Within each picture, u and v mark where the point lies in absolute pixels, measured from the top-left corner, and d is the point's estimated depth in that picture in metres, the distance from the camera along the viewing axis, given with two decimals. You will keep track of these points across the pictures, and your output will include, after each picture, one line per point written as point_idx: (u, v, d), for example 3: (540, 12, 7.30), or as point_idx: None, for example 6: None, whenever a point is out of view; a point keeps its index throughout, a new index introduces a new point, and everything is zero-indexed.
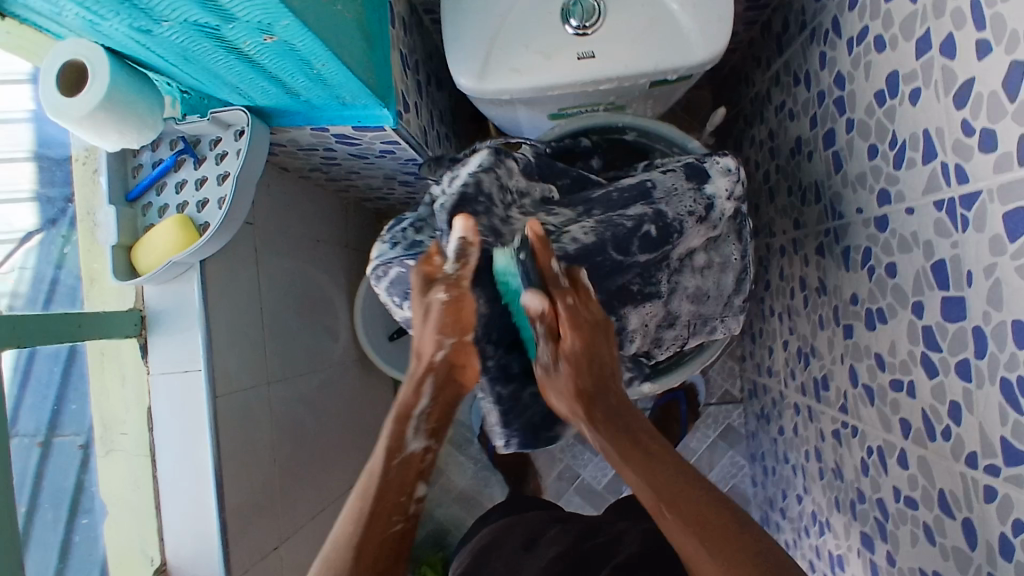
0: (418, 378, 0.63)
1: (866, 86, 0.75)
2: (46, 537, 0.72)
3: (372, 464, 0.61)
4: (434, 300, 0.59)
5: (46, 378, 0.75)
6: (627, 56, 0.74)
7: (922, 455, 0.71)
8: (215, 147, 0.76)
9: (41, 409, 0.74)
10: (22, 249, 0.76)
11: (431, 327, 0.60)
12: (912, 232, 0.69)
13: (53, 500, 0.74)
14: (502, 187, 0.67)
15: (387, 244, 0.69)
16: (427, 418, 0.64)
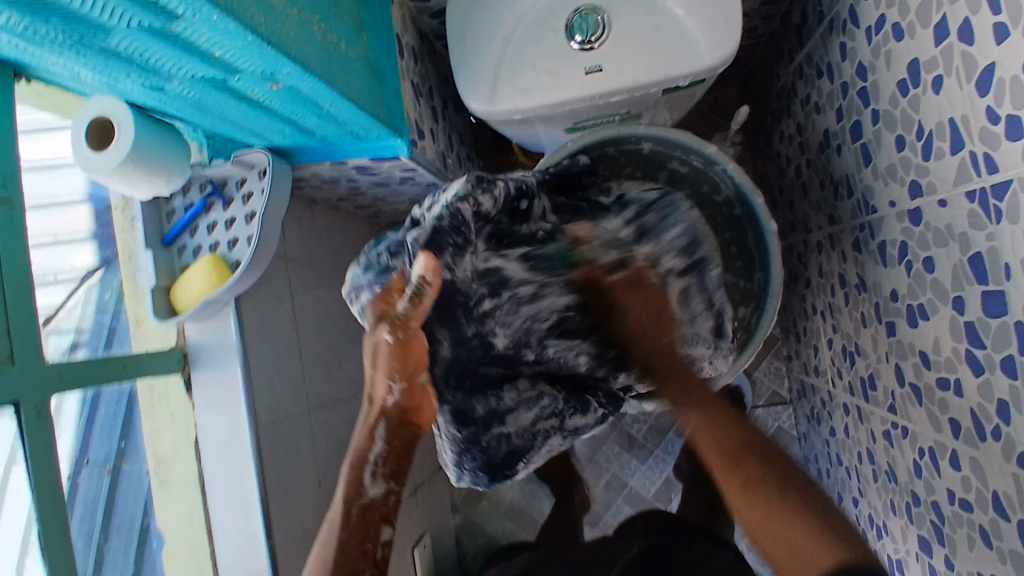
0: (371, 423, 0.62)
1: (889, 76, 0.74)
2: (115, 562, 0.79)
3: (334, 508, 0.62)
4: (381, 341, 0.58)
5: (113, 413, 0.80)
6: (636, 67, 0.74)
7: (973, 456, 0.67)
8: (241, 188, 0.79)
9: (109, 439, 0.80)
10: (83, 288, 0.80)
11: (382, 371, 0.59)
12: (947, 224, 0.66)
13: (122, 528, 0.81)
14: (479, 217, 0.58)
15: (361, 268, 0.68)
16: (385, 462, 0.63)
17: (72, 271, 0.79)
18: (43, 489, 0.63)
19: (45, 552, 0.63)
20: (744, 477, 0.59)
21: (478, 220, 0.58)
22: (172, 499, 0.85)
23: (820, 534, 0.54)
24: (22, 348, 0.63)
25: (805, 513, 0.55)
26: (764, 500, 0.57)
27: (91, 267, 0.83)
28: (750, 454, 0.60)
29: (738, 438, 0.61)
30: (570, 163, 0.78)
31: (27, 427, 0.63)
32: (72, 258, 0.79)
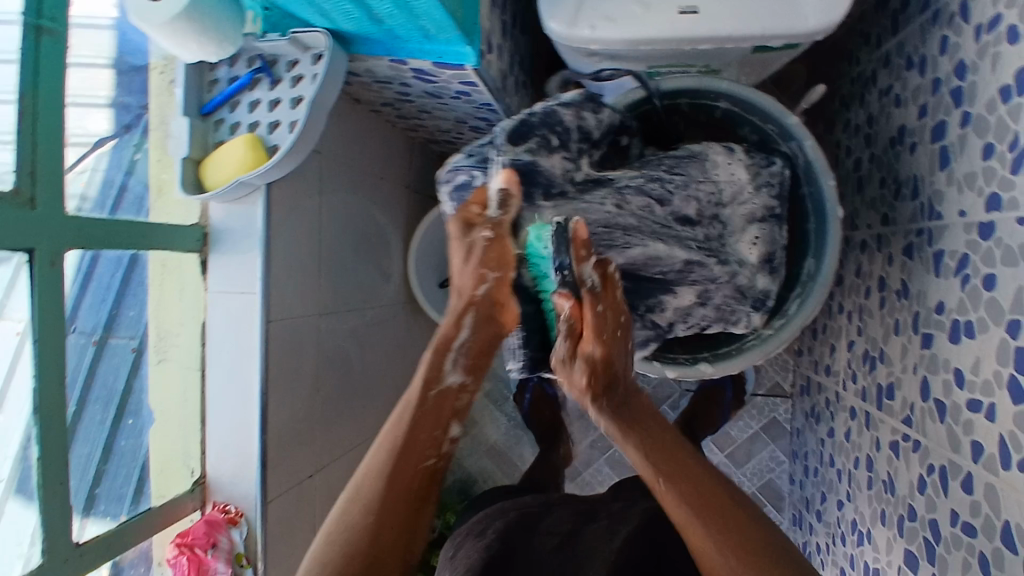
0: (460, 311, 0.66)
1: (991, 79, 0.69)
2: (91, 435, 0.73)
3: (408, 393, 0.66)
4: (478, 238, 0.63)
5: (107, 282, 0.74)
6: (733, 17, 0.69)
7: (990, 482, 0.66)
8: (291, 69, 0.74)
9: (97, 313, 0.74)
10: (93, 153, 0.73)
11: (473, 262, 0.63)
12: (1021, 244, 0.63)
13: (102, 401, 0.75)
14: (580, 126, 0.68)
15: (465, 153, 0.67)
16: (466, 352, 0.67)
17: (78, 137, 0.70)
18: (46, 341, 0.61)
19: (39, 402, 0.61)
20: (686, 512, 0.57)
21: (580, 131, 0.69)
22: (169, 377, 0.82)
23: (779, 572, 0.53)
24: (45, 192, 0.60)
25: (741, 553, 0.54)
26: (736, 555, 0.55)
27: (105, 133, 0.75)
28: (686, 469, 0.60)
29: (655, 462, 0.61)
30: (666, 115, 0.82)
31: (39, 276, 0.60)
32: (80, 122, 0.71)
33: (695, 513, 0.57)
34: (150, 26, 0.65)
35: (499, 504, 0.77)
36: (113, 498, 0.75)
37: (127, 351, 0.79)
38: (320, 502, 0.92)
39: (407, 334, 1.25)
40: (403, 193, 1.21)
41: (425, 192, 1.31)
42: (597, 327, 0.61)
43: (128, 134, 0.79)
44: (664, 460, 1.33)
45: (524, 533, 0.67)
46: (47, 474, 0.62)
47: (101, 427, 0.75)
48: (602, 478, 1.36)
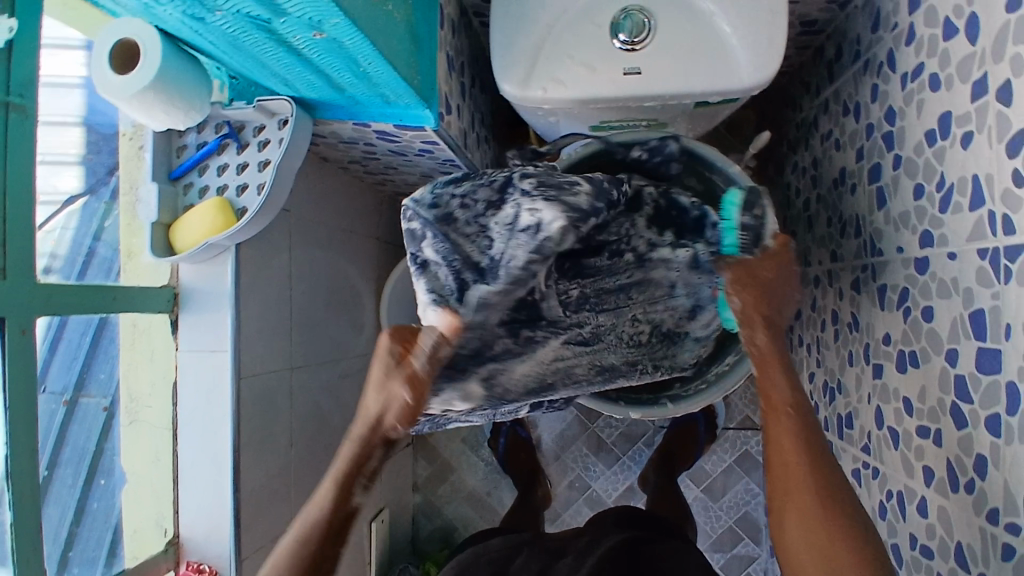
0: (371, 444, 0.55)
1: (917, 124, 0.74)
2: (62, 497, 0.71)
3: (318, 499, 0.55)
4: (399, 391, 0.52)
5: (76, 344, 0.73)
6: (674, 76, 0.74)
7: (942, 505, 0.69)
8: (258, 134, 0.77)
9: (67, 372, 0.72)
10: (63, 213, 0.74)
11: (394, 416, 0.53)
12: (953, 277, 0.67)
13: (73, 462, 0.74)
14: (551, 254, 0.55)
15: (426, 198, 0.56)
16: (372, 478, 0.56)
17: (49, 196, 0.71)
18: (17, 408, 0.61)
19: (12, 471, 0.61)
20: (795, 428, 0.57)
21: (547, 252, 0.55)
22: (140, 436, 0.82)
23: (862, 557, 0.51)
24: (15, 263, 0.62)
25: (832, 493, 0.54)
26: (824, 486, 0.54)
27: (75, 192, 0.76)
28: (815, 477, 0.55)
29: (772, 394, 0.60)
30: (660, 145, 0.81)
31: (9, 345, 0.61)
32: (52, 182, 0.72)
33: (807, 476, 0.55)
34: (97, 80, 0.67)
35: (477, 547, 0.78)
36: (86, 561, 0.73)
37: (99, 411, 0.78)
38: None
39: None
40: (373, 245, 1.24)
41: (396, 242, 1.33)
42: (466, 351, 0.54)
43: (97, 198, 0.80)
44: (641, 497, 1.34)
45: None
46: (21, 541, 0.61)
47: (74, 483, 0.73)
48: (581, 518, 1.36)
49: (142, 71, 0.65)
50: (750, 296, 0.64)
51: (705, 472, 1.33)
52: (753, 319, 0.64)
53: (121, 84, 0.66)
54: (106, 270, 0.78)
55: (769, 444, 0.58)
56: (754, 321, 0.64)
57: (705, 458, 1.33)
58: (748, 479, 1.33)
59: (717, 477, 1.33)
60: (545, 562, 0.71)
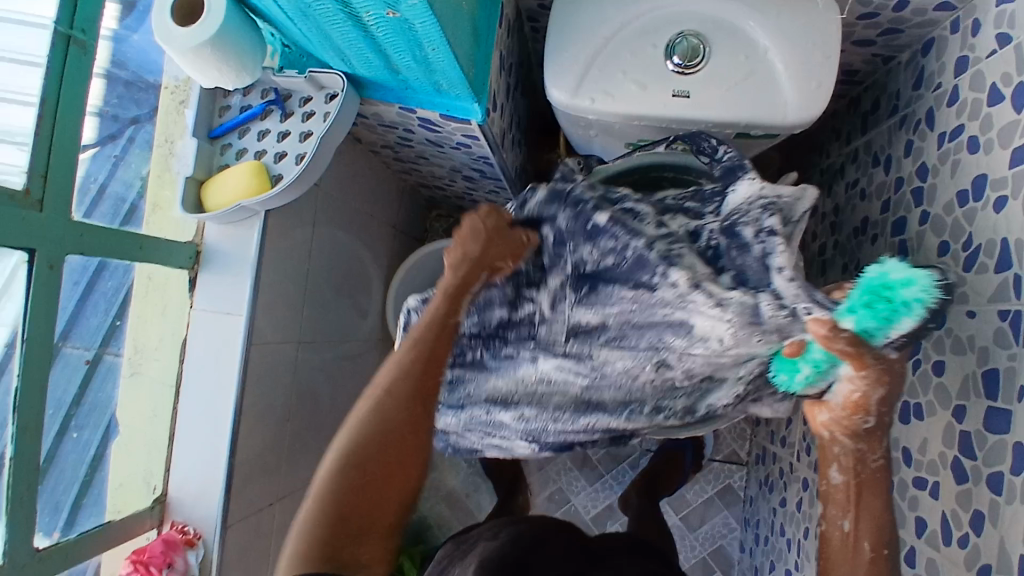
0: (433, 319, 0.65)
1: (949, 183, 0.76)
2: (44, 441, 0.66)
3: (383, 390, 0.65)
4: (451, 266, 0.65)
5: (76, 281, 0.69)
6: (722, 105, 0.75)
7: (931, 557, 0.70)
8: (304, 105, 0.78)
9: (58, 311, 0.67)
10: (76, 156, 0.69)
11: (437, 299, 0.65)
12: (969, 335, 0.68)
13: (54, 408, 0.69)
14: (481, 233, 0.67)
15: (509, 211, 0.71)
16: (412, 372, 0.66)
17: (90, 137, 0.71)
18: (34, 342, 0.61)
19: (19, 405, 0.60)
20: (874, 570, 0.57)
21: None
22: (139, 389, 0.82)
23: None
24: (52, 196, 0.61)
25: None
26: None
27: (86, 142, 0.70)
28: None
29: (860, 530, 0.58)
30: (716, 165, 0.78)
31: (37, 278, 0.60)
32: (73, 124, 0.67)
33: None
34: (152, 23, 0.67)
35: (514, 518, 0.77)
36: (50, 508, 0.68)
37: (81, 363, 0.73)
38: (276, 532, 0.91)
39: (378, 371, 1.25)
40: (389, 232, 1.24)
41: (410, 233, 1.34)
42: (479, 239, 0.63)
43: (110, 147, 0.76)
44: (619, 518, 1.34)
45: (540, 558, 0.67)
46: (17, 476, 0.61)
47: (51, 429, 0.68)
48: None
49: (196, 31, 0.66)
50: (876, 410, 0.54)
51: (685, 501, 1.34)
52: (871, 438, 0.56)
53: (170, 32, 0.67)
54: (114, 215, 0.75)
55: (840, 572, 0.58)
56: (869, 443, 0.57)
57: (688, 487, 1.34)
58: (727, 513, 1.34)
59: (697, 507, 1.34)
60: (584, 557, 0.70)
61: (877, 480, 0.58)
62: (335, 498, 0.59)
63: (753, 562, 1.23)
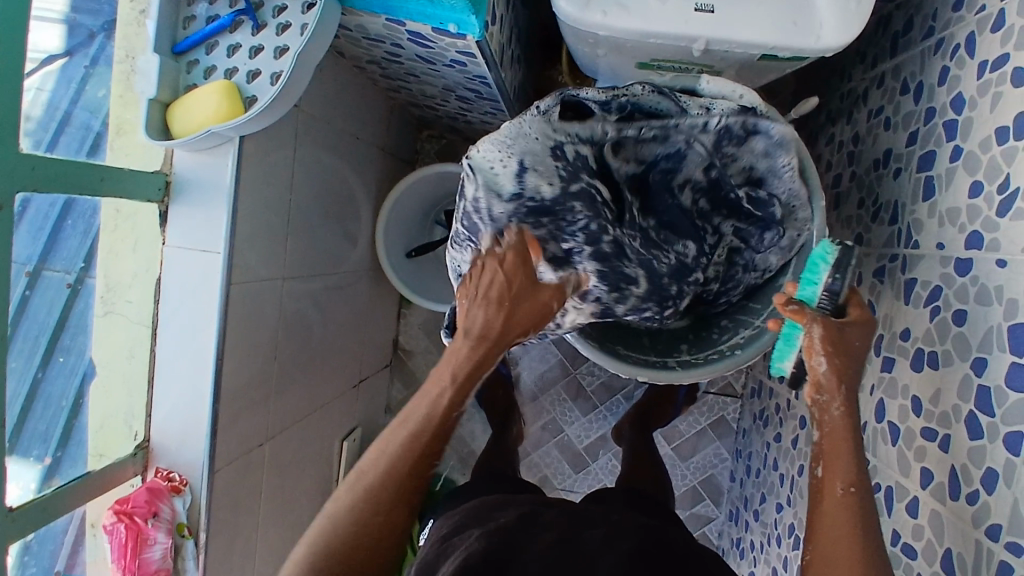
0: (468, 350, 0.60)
1: (988, 118, 0.69)
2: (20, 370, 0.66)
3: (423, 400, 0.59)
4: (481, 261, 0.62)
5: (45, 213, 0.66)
6: (745, 21, 0.67)
7: (935, 509, 0.69)
8: (278, 15, 0.69)
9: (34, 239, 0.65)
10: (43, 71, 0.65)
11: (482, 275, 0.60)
12: (997, 285, 0.64)
13: (31, 335, 0.68)
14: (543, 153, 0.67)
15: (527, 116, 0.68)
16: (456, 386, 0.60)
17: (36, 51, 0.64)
18: None
19: None
20: (855, 509, 0.56)
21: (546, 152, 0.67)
22: (117, 330, 0.77)
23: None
24: None
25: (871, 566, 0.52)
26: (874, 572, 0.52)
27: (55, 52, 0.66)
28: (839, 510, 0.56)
29: (843, 461, 0.59)
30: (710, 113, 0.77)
31: None
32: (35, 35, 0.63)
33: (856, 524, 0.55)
34: None
35: (501, 498, 0.80)
36: (38, 437, 0.69)
37: (64, 286, 0.72)
38: (268, 470, 0.89)
39: (369, 302, 1.21)
40: (377, 155, 1.16)
41: (399, 156, 1.26)
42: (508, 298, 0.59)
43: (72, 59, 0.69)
44: (612, 448, 1.34)
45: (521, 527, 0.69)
46: None
47: (30, 364, 0.68)
48: (550, 460, 1.36)
49: None
50: (835, 359, 0.64)
51: (678, 432, 1.34)
52: (831, 387, 0.63)
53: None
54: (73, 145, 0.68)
55: (824, 514, 0.56)
56: (832, 388, 0.63)
57: (681, 419, 1.34)
58: (719, 444, 1.34)
59: (690, 438, 1.34)
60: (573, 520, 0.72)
61: (852, 433, 0.61)
62: (336, 551, 0.54)
63: (743, 492, 1.24)
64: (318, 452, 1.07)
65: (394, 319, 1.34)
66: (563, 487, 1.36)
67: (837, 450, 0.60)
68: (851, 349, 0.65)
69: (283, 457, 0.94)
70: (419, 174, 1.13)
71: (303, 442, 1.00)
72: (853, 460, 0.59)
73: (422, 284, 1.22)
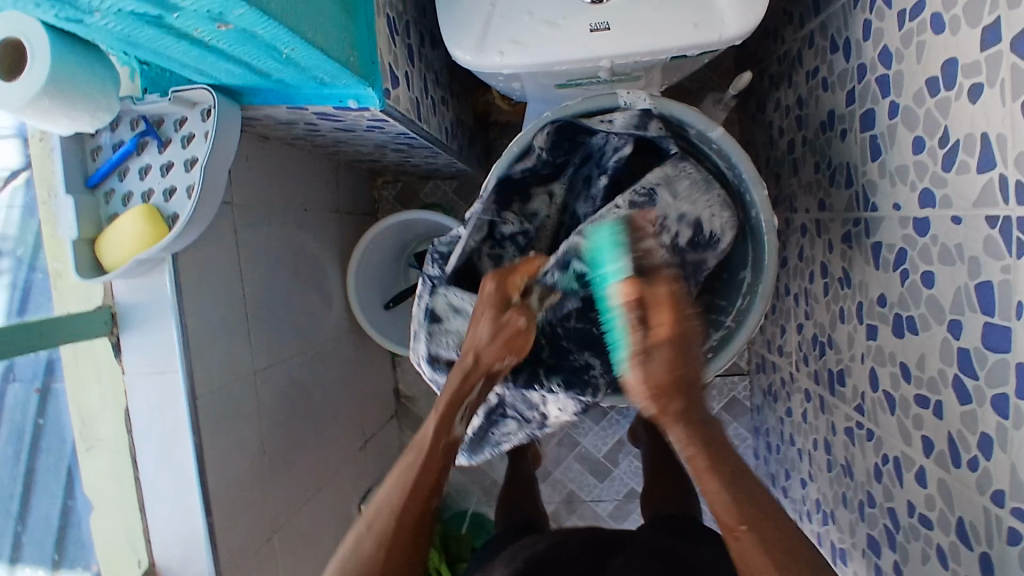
0: (474, 377, 0.67)
1: (917, 71, 0.67)
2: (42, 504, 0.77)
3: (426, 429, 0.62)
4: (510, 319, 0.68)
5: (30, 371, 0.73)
6: (647, 30, 0.65)
7: (942, 477, 0.67)
8: (180, 128, 0.68)
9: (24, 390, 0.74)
10: (8, 188, 0.75)
11: (490, 311, 0.68)
12: (957, 243, 0.62)
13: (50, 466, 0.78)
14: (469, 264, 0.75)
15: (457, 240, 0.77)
16: (468, 409, 0.66)
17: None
18: None
19: None
20: (761, 541, 0.50)
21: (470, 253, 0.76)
22: (102, 461, 0.77)
23: None
24: None
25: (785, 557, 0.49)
26: None
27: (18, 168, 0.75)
28: (746, 548, 0.51)
29: (699, 462, 0.54)
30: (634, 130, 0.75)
31: None
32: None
33: (767, 547, 0.50)
34: None
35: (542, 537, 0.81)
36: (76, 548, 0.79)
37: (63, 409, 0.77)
38: (281, 561, 0.89)
39: (358, 361, 1.20)
40: (334, 217, 1.15)
41: (358, 210, 1.25)
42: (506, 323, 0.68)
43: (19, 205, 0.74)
44: (631, 450, 1.33)
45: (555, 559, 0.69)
46: None
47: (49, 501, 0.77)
48: (572, 474, 1.35)
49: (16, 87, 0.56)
50: (657, 370, 0.54)
51: None
52: (663, 399, 0.54)
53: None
54: (20, 302, 0.72)
55: (718, 511, 0.53)
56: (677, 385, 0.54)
57: None
58: (736, 424, 1.32)
59: None
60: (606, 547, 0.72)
61: (712, 447, 0.54)
62: (409, 502, 0.56)
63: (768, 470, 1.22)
64: (336, 524, 1.06)
65: (389, 368, 1.34)
66: (591, 498, 1.35)
67: (672, 437, 0.55)
68: (681, 332, 0.56)
69: (295, 544, 0.93)
70: (377, 228, 1.12)
71: (316, 520, 1.00)
72: (689, 429, 0.55)
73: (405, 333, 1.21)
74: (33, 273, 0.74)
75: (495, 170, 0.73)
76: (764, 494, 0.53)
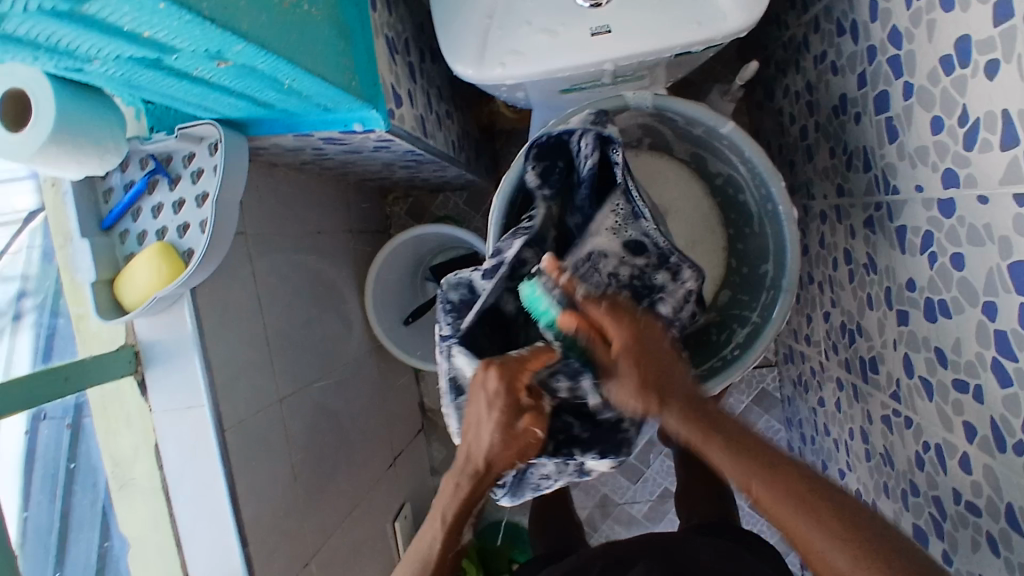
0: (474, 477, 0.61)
1: (928, 49, 0.65)
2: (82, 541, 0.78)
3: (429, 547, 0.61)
4: (520, 427, 0.60)
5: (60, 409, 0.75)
6: (648, 30, 0.64)
7: (988, 463, 0.65)
8: (189, 164, 0.69)
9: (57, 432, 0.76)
10: (25, 232, 0.74)
11: (495, 418, 0.58)
12: (985, 223, 0.60)
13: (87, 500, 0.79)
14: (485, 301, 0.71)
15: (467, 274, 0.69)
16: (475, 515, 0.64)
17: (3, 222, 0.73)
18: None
19: None
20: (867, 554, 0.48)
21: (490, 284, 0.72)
22: (137, 500, 0.78)
23: None
24: None
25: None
26: None
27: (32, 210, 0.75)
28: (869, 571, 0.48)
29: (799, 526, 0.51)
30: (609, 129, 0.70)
31: None
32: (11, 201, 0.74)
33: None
34: None
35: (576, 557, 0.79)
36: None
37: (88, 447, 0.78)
38: None
39: (382, 379, 1.20)
40: (349, 237, 1.15)
41: (372, 228, 1.25)
42: (519, 434, 0.60)
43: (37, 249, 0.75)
44: (662, 449, 1.31)
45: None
46: None
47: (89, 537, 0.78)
48: (605, 478, 1.34)
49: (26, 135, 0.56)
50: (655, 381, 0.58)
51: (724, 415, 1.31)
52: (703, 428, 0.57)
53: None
54: (45, 348, 0.72)
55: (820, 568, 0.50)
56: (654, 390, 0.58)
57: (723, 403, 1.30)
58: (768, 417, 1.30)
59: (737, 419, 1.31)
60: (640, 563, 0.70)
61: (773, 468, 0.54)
62: None
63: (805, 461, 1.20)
64: (372, 545, 1.06)
65: (413, 383, 1.33)
66: (626, 500, 1.34)
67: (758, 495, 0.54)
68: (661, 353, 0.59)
69: (332, 568, 0.93)
70: (391, 245, 1.11)
71: (352, 542, 0.99)
72: (749, 470, 0.54)
73: (428, 349, 1.20)
74: (56, 318, 0.74)
75: (499, 194, 0.73)
76: (856, 507, 0.51)
